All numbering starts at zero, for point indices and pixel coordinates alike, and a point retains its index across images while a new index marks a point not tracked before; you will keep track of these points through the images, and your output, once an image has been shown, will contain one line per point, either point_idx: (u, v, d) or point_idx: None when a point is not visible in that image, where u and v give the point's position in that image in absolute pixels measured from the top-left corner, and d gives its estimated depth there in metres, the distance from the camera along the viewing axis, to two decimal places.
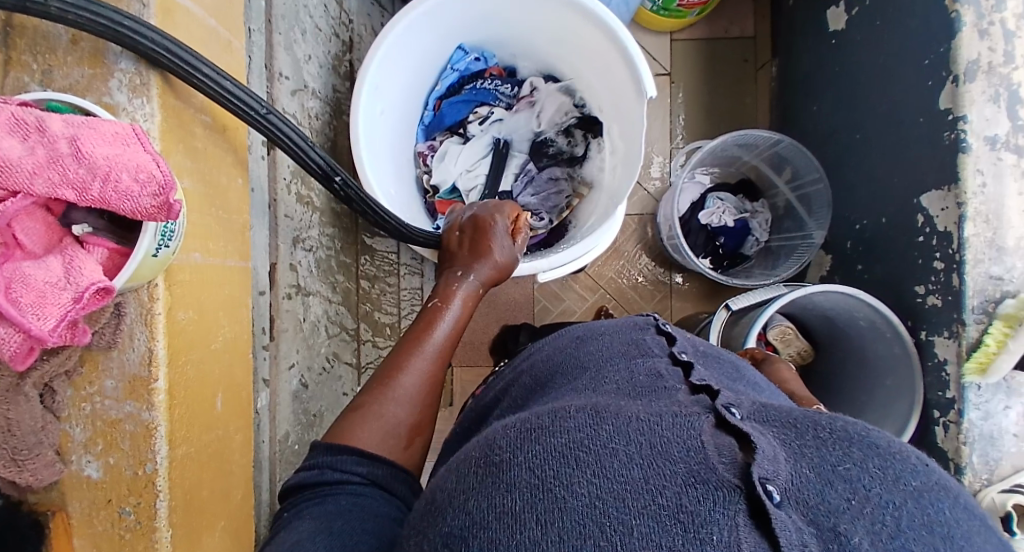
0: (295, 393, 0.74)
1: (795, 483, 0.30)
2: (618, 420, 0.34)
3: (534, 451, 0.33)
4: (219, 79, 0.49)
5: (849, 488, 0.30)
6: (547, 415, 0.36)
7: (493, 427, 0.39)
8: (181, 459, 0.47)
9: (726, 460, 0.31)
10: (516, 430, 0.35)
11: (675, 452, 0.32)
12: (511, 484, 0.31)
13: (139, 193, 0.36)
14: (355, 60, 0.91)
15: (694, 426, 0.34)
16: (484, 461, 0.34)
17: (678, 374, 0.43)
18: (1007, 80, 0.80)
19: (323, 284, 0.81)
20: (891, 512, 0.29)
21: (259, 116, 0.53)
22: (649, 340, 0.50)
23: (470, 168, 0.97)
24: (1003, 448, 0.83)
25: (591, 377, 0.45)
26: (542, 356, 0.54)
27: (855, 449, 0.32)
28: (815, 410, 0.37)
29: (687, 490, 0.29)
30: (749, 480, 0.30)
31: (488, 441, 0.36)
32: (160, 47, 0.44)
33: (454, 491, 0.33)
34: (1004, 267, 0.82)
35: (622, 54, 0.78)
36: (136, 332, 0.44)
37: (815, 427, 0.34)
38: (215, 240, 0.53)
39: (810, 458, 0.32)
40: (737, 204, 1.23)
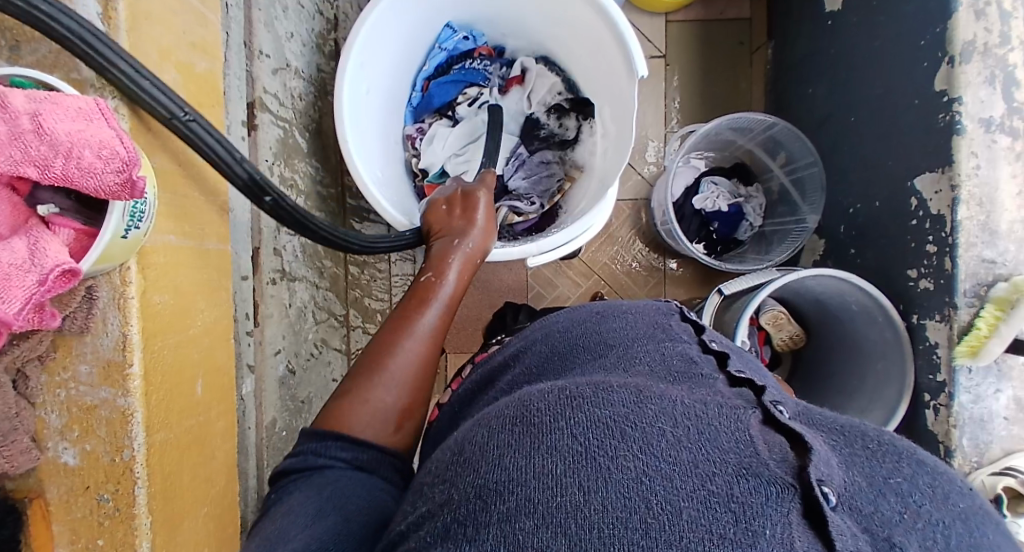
0: (282, 379, 0.73)
1: (849, 489, 0.30)
2: (662, 402, 0.34)
3: (576, 420, 0.33)
4: (138, 78, 0.43)
5: (901, 502, 0.30)
6: (589, 387, 0.36)
7: (526, 390, 0.39)
8: (159, 446, 0.47)
9: (777, 457, 0.31)
10: (555, 396, 0.35)
11: (723, 441, 0.32)
12: (553, 448, 0.31)
13: (103, 170, 0.35)
14: (340, 40, 0.90)
15: (742, 420, 0.34)
16: (522, 421, 0.34)
17: (711, 363, 0.44)
18: (1003, 62, 0.79)
19: (310, 269, 0.80)
20: (941, 530, 0.30)
21: (180, 120, 0.47)
22: (676, 327, 0.49)
23: (459, 152, 0.95)
24: (993, 431, 0.83)
25: (619, 353, 0.44)
26: (560, 326, 0.52)
27: (905, 464, 0.33)
28: (857, 420, 0.38)
29: (739, 480, 0.29)
30: (805, 479, 0.30)
31: (524, 402, 0.36)
32: (77, 38, 0.40)
33: (487, 444, 0.33)
34: (997, 250, 0.81)
35: (611, 28, 0.76)
36: (109, 317, 0.43)
37: (863, 438, 0.35)
38: (191, 222, 0.52)
39: (860, 467, 0.32)
40: (731, 188, 1.22)
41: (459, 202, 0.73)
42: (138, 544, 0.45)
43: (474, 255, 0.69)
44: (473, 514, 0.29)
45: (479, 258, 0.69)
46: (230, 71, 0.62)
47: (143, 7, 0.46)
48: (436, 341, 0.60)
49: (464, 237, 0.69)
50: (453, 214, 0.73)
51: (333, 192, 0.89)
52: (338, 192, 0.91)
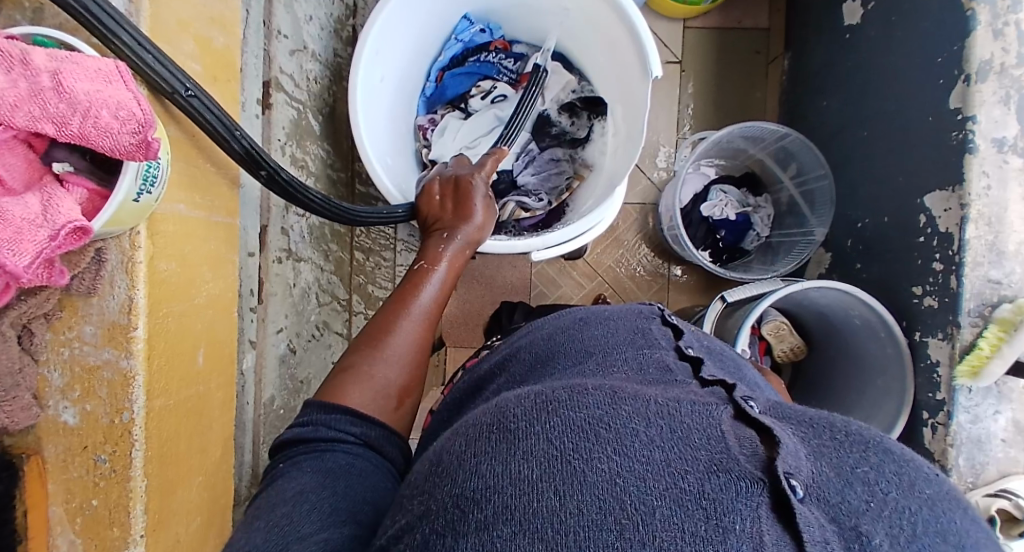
0: (282, 357, 0.73)
1: (816, 480, 0.30)
2: (636, 402, 0.35)
3: (552, 422, 0.33)
4: (139, 50, 0.43)
5: (868, 490, 0.30)
6: (564, 389, 0.36)
7: (503, 396, 0.39)
8: (158, 410, 0.47)
9: (748, 452, 0.31)
10: (531, 400, 0.35)
11: (696, 439, 0.32)
12: (528, 452, 0.32)
13: (118, 131, 0.36)
14: (358, 26, 0.91)
15: (714, 416, 0.34)
16: (498, 427, 0.34)
17: (687, 368, 0.43)
18: (1018, 83, 0.79)
19: (315, 252, 0.81)
20: (908, 517, 0.29)
21: (182, 97, 0.47)
22: (655, 330, 0.49)
23: (470, 145, 0.95)
24: (989, 452, 0.83)
25: (598, 360, 0.45)
26: (543, 333, 0.52)
27: (872, 453, 0.33)
28: (829, 412, 0.38)
29: (710, 478, 0.30)
30: (774, 474, 0.30)
31: (501, 408, 0.36)
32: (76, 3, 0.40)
33: (464, 452, 0.33)
34: (1003, 271, 0.81)
35: (628, 28, 0.76)
36: (117, 280, 0.43)
37: (831, 429, 0.35)
38: (201, 194, 0.53)
39: (829, 458, 0.32)
40: (740, 197, 1.22)
41: (452, 190, 0.73)
42: (131, 506, 0.45)
43: (467, 246, 0.70)
44: (452, 524, 0.30)
45: (475, 247, 0.71)
46: (248, 49, 0.63)
47: None
48: (428, 331, 0.61)
49: (456, 227, 0.69)
50: (446, 203, 0.73)
51: (343, 177, 0.90)
52: (348, 177, 0.91)
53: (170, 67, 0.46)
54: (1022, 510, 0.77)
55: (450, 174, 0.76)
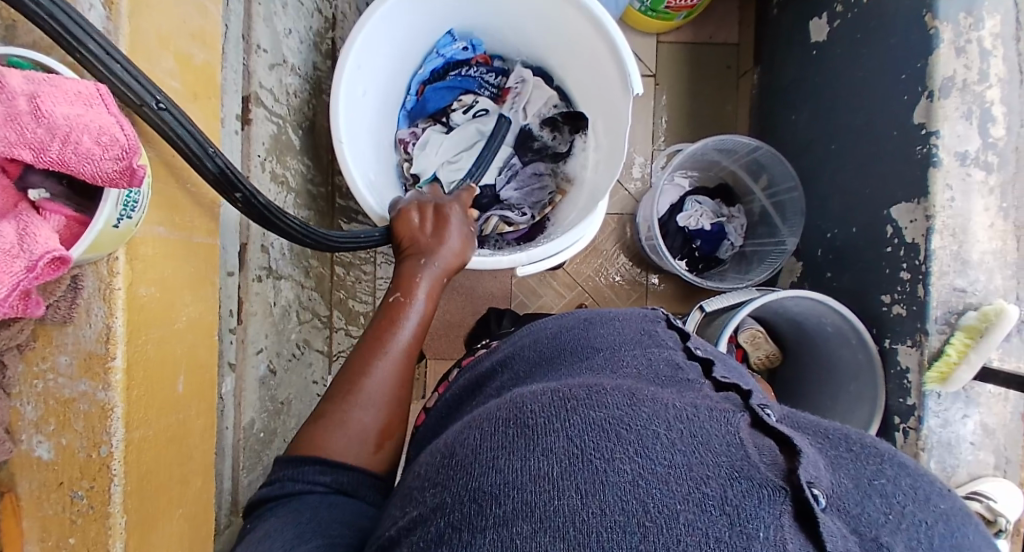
0: (263, 379, 0.71)
1: (837, 491, 0.31)
2: (655, 406, 0.35)
3: (573, 422, 0.33)
4: (108, 61, 0.41)
5: (886, 503, 0.32)
6: (582, 389, 0.36)
7: (518, 393, 0.39)
8: (138, 442, 0.45)
9: (767, 460, 0.31)
10: (550, 398, 0.35)
11: (716, 444, 0.32)
12: (549, 449, 0.31)
13: (101, 157, 0.34)
14: (337, 39, 0.90)
15: (731, 423, 0.34)
16: (517, 423, 0.34)
17: (697, 369, 0.44)
18: (979, 99, 0.83)
19: (296, 268, 0.79)
20: (924, 529, 0.31)
21: (153, 109, 0.45)
22: (662, 333, 0.50)
23: (452, 159, 0.96)
24: (959, 455, 0.85)
25: (606, 356, 0.45)
26: (547, 332, 0.52)
27: (887, 468, 0.34)
28: (838, 425, 0.40)
29: (732, 484, 0.30)
30: (795, 482, 0.30)
31: (518, 405, 0.36)
32: (43, 10, 0.39)
33: (481, 446, 0.33)
34: (968, 279, 0.84)
35: (608, 45, 0.77)
36: (93, 307, 0.41)
37: (847, 441, 0.37)
38: (181, 214, 0.51)
39: (847, 469, 0.34)
40: (715, 208, 1.24)
41: (428, 216, 0.72)
42: (110, 544, 0.44)
43: (443, 273, 0.68)
44: (469, 518, 0.29)
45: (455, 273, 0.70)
46: (227, 65, 0.61)
47: None
48: (409, 364, 0.60)
49: (432, 253, 0.68)
50: (425, 228, 0.71)
51: (323, 192, 0.88)
52: (328, 191, 0.90)
53: (141, 79, 0.44)
54: (993, 512, 0.81)
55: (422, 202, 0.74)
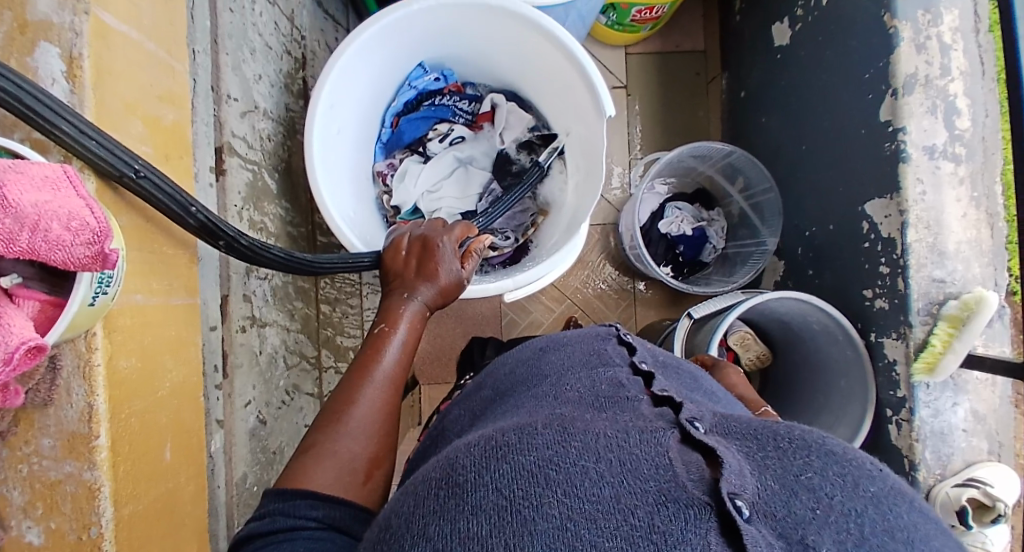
0: (252, 431, 0.69)
1: (762, 497, 0.30)
2: (586, 437, 0.33)
3: (501, 471, 0.31)
4: (81, 137, 0.41)
5: (813, 497, 0.30)
6: (513, 431, 0.35)
7: (454, 446, 0.37)
8: (127, 518, 0.45)
9: (695, 477, 0.31)
10: (481, 448, 0.34)
11: (645, 469, 0.31)
12: (477, 507, 0.30)
13: (72, 243, 0.34)
14: (308, 78, 0.89)
15: (660, 442, 0.34)
16: (447, 481, 0.32)
17: (639, 383, 0.43)
18: (943, 94, 0.84)
19: (280, 313, 0.78)
20: (854, 518, 0.29)
21: (131, 177, 0.45)
22: (611, 350, 0.50)
23: (432, 189, 0.96)
24: (953, 443, 0.86)
25: (552, 384, 0.44)
26: (505, 369, 0.52)
27: (815, 458, 0.32)
28: (775, 420, 0.38)
29: (659, 510, 0.29)
30: (718, 496, 0.29)
31: (451, 460, 0.34)
32: (8, 95, 0.39)
33: (413, 514, 0.31)
34: (946, 270, 0.85)
35: (579, 71, 0.77)
36: (74, 387, 0.42)
37: (775, 436, 0.34)
38: (157, 277, 0.50)
39: (772, 470, 0.32)
40: (694, 212, 1.25)
41: (417, 249, 0.70)
42: None
43: (428, 307, 0.68)
44: None
45: (444, 306, 0.70)
46: (198, 118, 0.60)
47: (109, 61, 0.45)
48: (395, 396, 0.59)
49: (416, 287, 0.67)
50: (410, 261, 0.70)
51: (303, 231, 0.87)
52: (309, 231, 0.89)
53: (117, 151, 0.43)
54: (991, 497, 0.81)
55: (417, 233, 0.72)
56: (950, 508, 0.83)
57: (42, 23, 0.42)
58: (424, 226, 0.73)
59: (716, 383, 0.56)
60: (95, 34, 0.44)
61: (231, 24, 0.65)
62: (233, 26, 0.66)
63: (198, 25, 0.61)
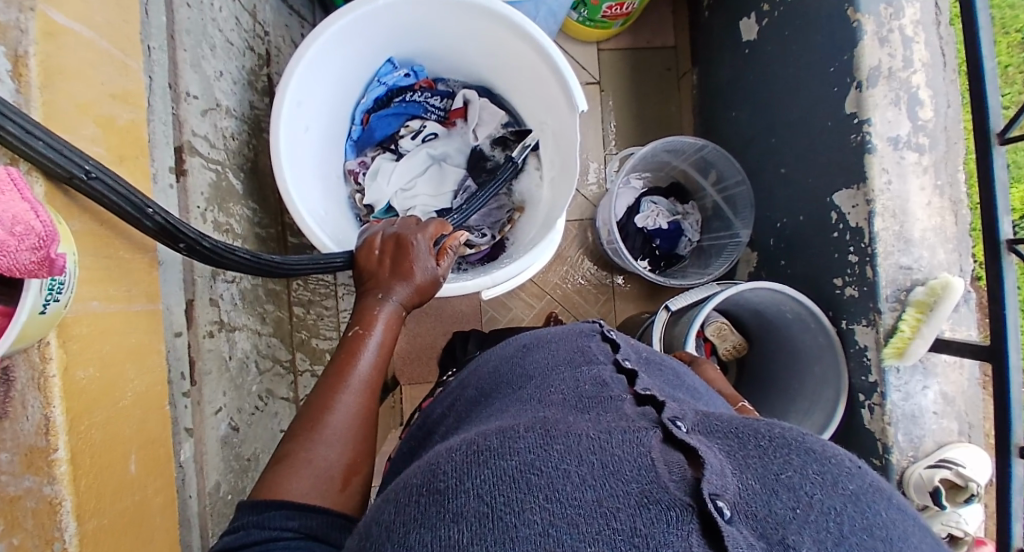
0: (224, 438, 0.68)
1: (743, 497, 0.30)
2: (568, 439, 0.33)
3: (482, 476, 0.31)
4: (28, 138, 0.39)
5: (794, 496, 0.30)
6: (496, 435, 0.34)
7: (436, 451, 0.36)
8: (92, 533, 0.44)
9: (677, 477, 0.31)
10: (462, 453, 0.33)
11: (627, 471, 0.31)
12: (458, 514, 0.29)
13: (17, 248, 0.33)
14: (273, 76, 0.87)
15: (643, 443, 0.33)
16: (428, 488, 0.31)
17: (622, 382, 0.43)
18: (906, 85, 0.86)
19: (250, 316, 0.76)
20: (834, 518, 0.29)
21: (83, 178, 0.43)
22: (594, 348, 0.49)
23: (405, 187, 0.94)
24: (925, 425, 0.88)
25: (536, 385, 0.44)
26: (489, 366, 0.52)
27: (795, 456, 0.33)
28: (755, 418, 0.38)
29: (641, 512, 0.28)
30: (700, 497, 0.29)
31: (432, 466, 0.34)
32: None
33: (394, 522, 0.31)
34: (912, 257, 0.87)
35: (550, 65, 0.77)
36: (29, 399, 0.40)
37: (755, 435, 0.34)
38: (115, 284, 0.49)
39: (753, 469, 0.32)
40: (669, 206, 1.26)
41: (391, 248, 0.69)
42: None
43: (404, 306, 0.67)
44: None
45: (421, 305, 0.69)
46: (156, 118, 0.58)
47: (56, 60, 0.44)
48: (372, 400, 0.58)
49: (391, 287, 0.67)
50: (384, 260, 0.69)
51: (273, 232, 0.86)
52: (278, 232, 0.87)
53: (68, 151, 0.42)
54: (964, 477, 0.83)
55: (391, 231, 0.71)
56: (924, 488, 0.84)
57: None
58: (399, 224, 0.72)
59: (697, 377, 0.57)
60: (42, 32, 0.42)
61: (188, 21, 0.63)
62: (191, 22, 0.64)
63: (153, 21, 0.59)
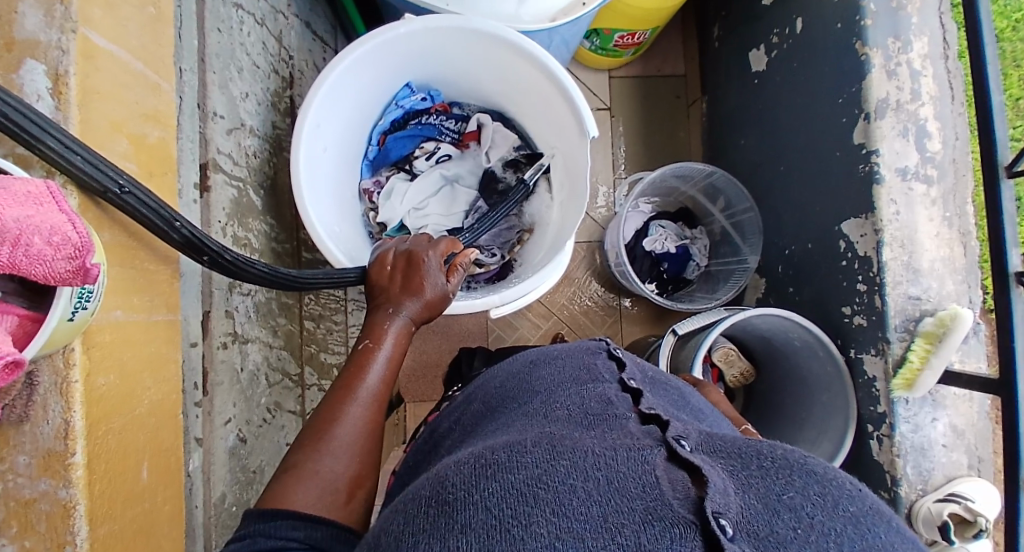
0: (232, 449, 0.68)
1: (746, 516, 0.30)
2: (574, 455, 0.34)
3: (491, 489, 0.32)
4: (68, 153, 0.41)
5: (795, 517, 0.30)
6: (503, 449, 0.35)
7: (445, 464, 0.37)
8: (103, 539, 0.45)
9: (680, 495, 0.31)
10: (471, 466, 0.34)
11: (632, 488, 0.32)
12: (466, 525, 0.30)
13: (53, 257, 0.34)
14: (295, 96, 0.90)
15: (648, 461, 0.34)
16: (437, 500, 0.32)
17: (627, 401, 0.44)
18: (913, 117, 0.87)
19: (263, 329, 0.77)
20: (834, 538, 0.30)
21: (116, 191, 0.45)
22: (600, 365, 0.50)
23: (418, 206, 0.97)
24: (933, 458, 0.88)
25: (542, 401, 0.45)
26: (496, 382, 0.53)
27: (796, 478, 0.33)
28: (757, 440, 0.38)
29: (645, 528, 0.29)
30: (703, 514, 0.29)
31: (441, 479, 0.34)
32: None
33: (403, 532, 0.31)
34: (921, 287, 0.87)
35: (563, 92, 0.79)
36: (51, 403, 0.42)
37: (758, 456, 0.35)
38: (139, 294, 0.50)
39: (755, 489, 0.32)
40: (678, 230, 1.27)
41: (402, 264, 0.71)
42: None
43: (413, 321, 0.68)
44: None
45: (430, 321, 0.70)
46: (184, 135, 0.60)
47: (96, 81, 0.46)
48: (380, 414, 0.58)
49: (402, 302, 0.68)
50: (395, 275, 0.71)
51: (288, 248, 0.87)
52: (294, 247, 0.89)
53: (103, 167, 0.44)
54: (973, 512, 0.81)
55: (403, 247, 0.73)
56: (933, 523, 0.83)
57: (28, 40, 0.43)
58: (411, 241, 0.74)
59: (700, 396, 0.57)
60: (82, 54, 0.44)
61: (218, 43, 0.66)
62: (221, 45, 0.67)
63: (184, 45, 0.61)
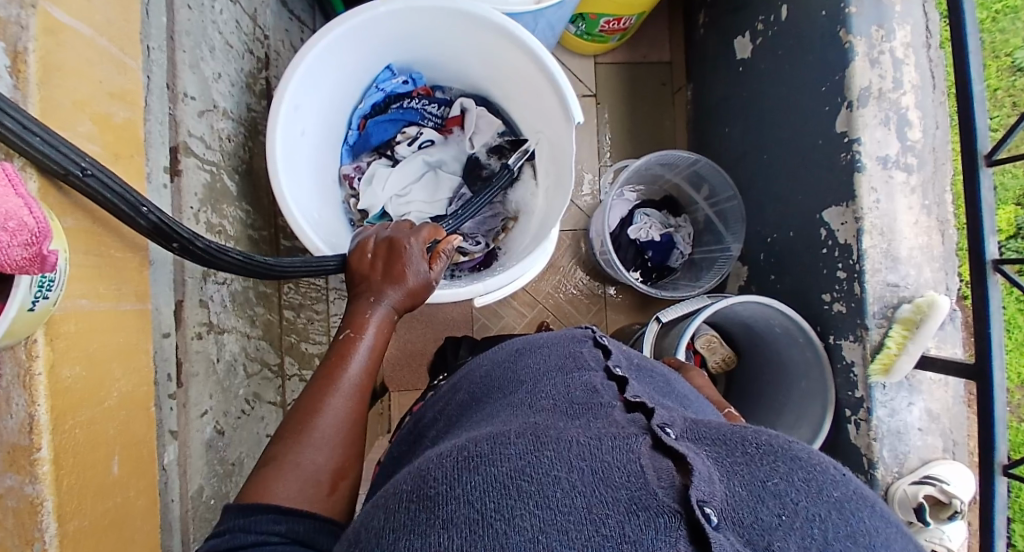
0: (209, 441, 0.67)
1: (730, 504, 0.30)
2: (558, 445, 0.33)
3: (473, 483, 0.31)
4: (25, 135, 0.39)
5: (779, 503, 0.30)
6: (487, 440, 0.34)
7: (427, 457, 0.36)
8: (72, 535, 0.43)
9: (665, 484, 0.31)
10: (453, 459, 0.33)
11: (617, 477, 0.31)
12: (448, 520, 0.29)
13: (9, 244, 0.33)
14: (270, 78, 0.87)
15: (633, 449, 0.33)
16: (418, 495, 0.31)
17: (612, 389, 0.43)
18: (895, 105, 0.87)
19: (240, 319, 0.75)
20: (819, 524, 0.29)
21: (78, 174, 0.43)
22: (586, 353, 0.50)
23: (400, 193, 0.94)
24: (909, 442, 0.89)
25: (527, 390, 0.44)
26: (481, 371, 0.52)
27: (781, 463, 0.33)
28: (741, 425, 0.38)
29: (630, 519, 0.28)
30: (688, 503, 0.29)
31: (423, 472, 0.34)
32: None
33: (384, 528, 0.30)
34: (899, 274, 0.88)
35: (547, 77, 0.77)
36: (13, 396, 0.40)
37: (743, 443, 0.34)
38: (106, 282, 0.49)
39: (740, 476, 0.32)
40: (663, 218, 1.26)
41: (383, 252, 0.69)
42: None
43: (395, 310, 0.67)
44: None
45: (413, 309, 0.69)
46: (152, 117, 0.58)
47: (59, 58, 0.44)
48: (362, 404, 0.57)
49: (383, 291, 0.66)
50: (376, 264, 0.69)
51: (265, 235, 0.85)
52: (271, 234, 0.87)
53: (64, 148, 0.42)
54: (947, 495, 0.84)
55: (383, 235, 0.71)
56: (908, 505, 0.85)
57: None
58: (391, 228, 0.72)
59: (688, 386, 0.57)
60: (40, 29, 0.42)
61: (188, 21, 0.64)
62: (191, 23, 0.64)
63: (152, 22, 0.59)
